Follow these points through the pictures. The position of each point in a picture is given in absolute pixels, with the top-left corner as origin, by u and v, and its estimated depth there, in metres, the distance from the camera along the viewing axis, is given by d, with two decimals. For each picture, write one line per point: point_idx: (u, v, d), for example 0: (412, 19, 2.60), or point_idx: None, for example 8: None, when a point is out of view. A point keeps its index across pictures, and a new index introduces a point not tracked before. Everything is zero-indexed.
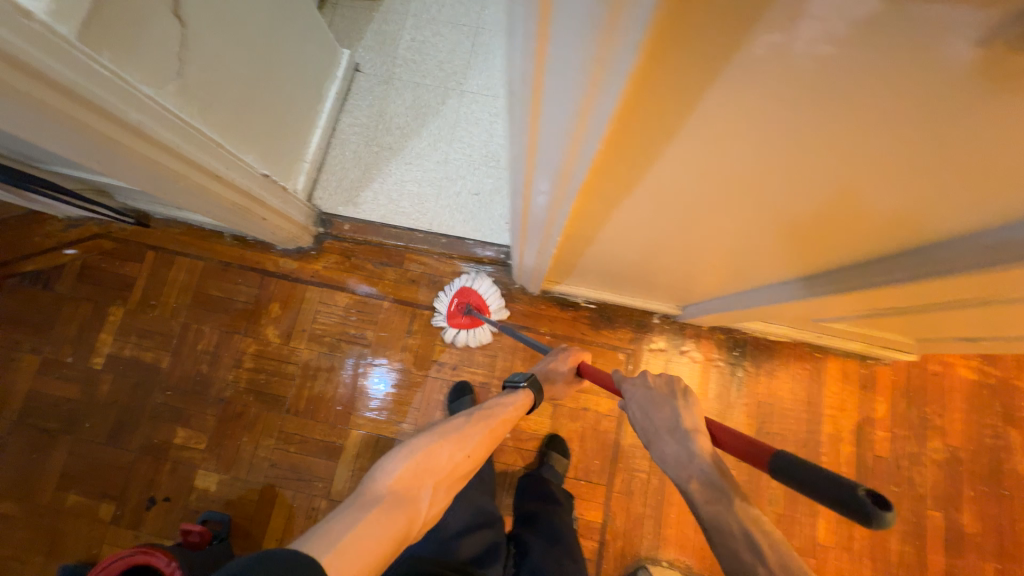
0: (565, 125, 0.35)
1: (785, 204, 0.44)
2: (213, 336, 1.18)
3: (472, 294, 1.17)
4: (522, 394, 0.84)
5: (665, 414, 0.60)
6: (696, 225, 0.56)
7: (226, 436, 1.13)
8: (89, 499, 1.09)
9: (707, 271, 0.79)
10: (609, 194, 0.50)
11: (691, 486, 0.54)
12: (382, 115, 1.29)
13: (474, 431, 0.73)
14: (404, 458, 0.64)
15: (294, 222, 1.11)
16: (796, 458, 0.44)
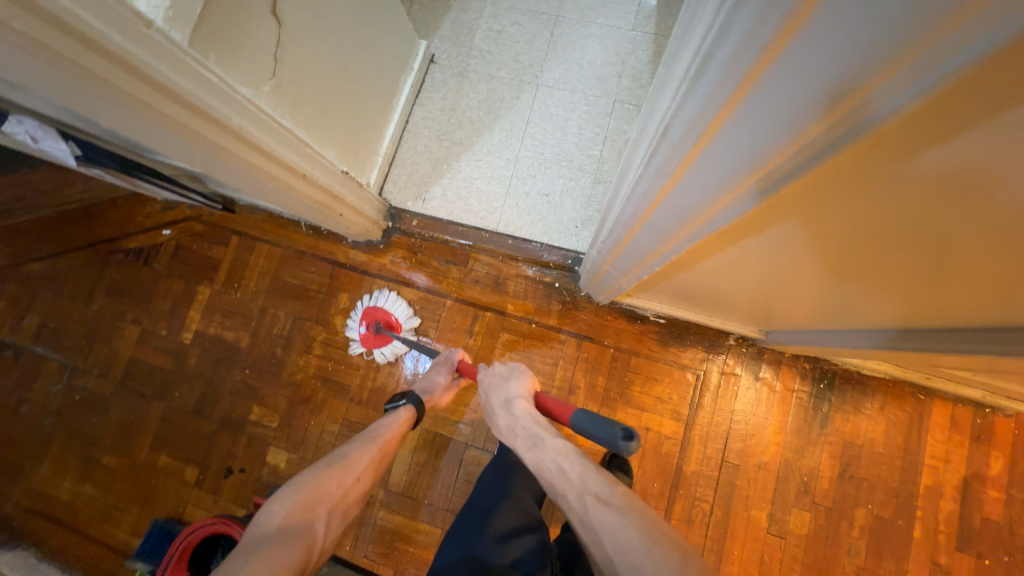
0: (715, 192, 0.31)
1: (949, 274, 0.37)
2: (287, 321, 1.24)
3: (376, 312, 1.19)
4: (405, 411, 0.94)
5: (514, 389, 0.83)
6: (818, 271, 0.50)
7: (295, 418, 1.19)
8: (176, 461, 1.20)
9: (811, 305, 0.70)
10: (737, 236, 0.44)
11: (527, 439, 0.75)
12: (454, 109, 1.26)
13: (362, 453, 0.86)
14: (291, 496, 0.76)
15: (367, 217, 1.13)
16: (587, 412, 0.69)
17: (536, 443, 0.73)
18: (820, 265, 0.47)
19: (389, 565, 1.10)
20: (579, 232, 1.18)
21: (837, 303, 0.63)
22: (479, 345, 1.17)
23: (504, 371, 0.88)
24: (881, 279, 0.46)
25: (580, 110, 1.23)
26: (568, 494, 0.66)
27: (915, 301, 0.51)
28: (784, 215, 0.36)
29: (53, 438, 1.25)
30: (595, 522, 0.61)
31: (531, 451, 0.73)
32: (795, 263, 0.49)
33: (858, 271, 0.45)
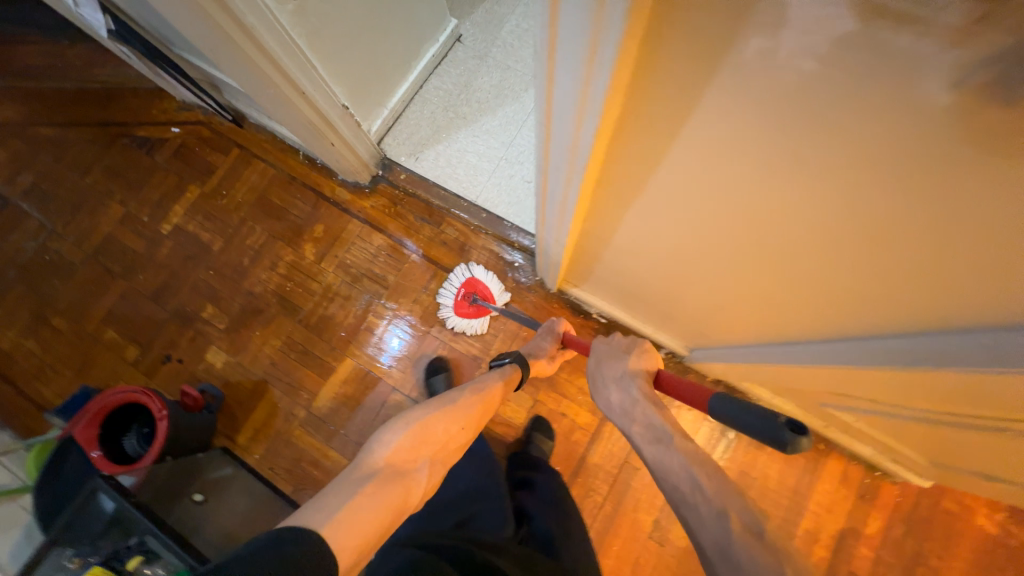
0: (570, 96, 0.42)
1: (775, 241, 0.49)
2: (261, 237, 1.30)
3: (477, 285, 1.21)
4: (511, 370, 0.83)
5: (630, 365, 0.67)
6: (695, 238, 0.58)
7: (243, 326, 1.24)
8: (121, 338, 1.25)
9: (716, 308, 0.77)
10: (619, 179, 0.53)
11: (648, 426, 0.59)
12: (467, 86, 1.35)
13: (467, 400, 0.75)
14: (401, 430, 0.66)
15: (359, 157, 1.21)
16: (733, 398, 0.51)
17: (665, 439, 0.56)
18: (691, 227, 0.56)
19: (290, 483, 1.15)
20: None
21: (731, 301, 0.71)
22: (431, 301, 1.24)
23: (620, 345, 0.72)
24: (737, 248, 0.55)
25: None
26: (701, 506, 0.50)
27: (778, 288, 0.59)
28: (639, 147, 0.45)
29: (13, 288, 1.30)
30: (742, 558, 0.45)
31: (653, 446, 0.57)
32: (676, 226, 0.58)
33: (716, 234, 0.54)
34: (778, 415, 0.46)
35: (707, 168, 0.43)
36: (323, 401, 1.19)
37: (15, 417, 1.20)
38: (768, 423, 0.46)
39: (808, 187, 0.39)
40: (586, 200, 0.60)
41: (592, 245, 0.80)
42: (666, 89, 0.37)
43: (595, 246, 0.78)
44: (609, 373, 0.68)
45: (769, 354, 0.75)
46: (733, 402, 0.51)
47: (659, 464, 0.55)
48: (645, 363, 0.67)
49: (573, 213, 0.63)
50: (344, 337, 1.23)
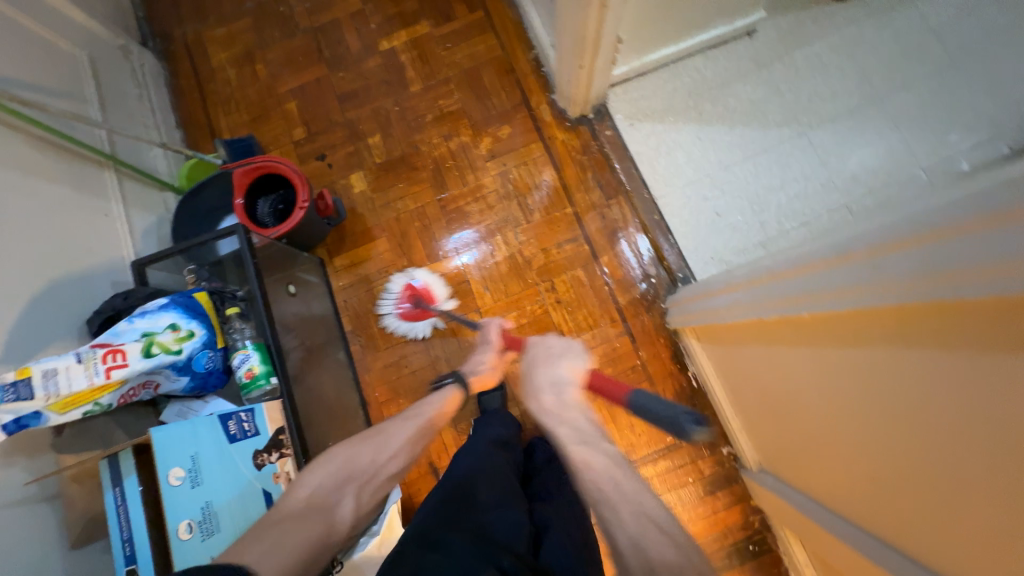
0: (978, 263, 0.35)
1: (978, 480, 0.45)
2: (454, 104, 1.29)
3: (417, 286, 1.19)
4: (449, 392, 0.79)
5: (566, 369, 0.72)
6: (910, 416, 0.51)
7: (393, 171, 1.27)
8: (297, 116, 1.32)
9: (844, 470, 0.70)
10: (918, 330, 0.46)
11: (575, 427, 0.65)
12: (724, 86, 1.23)
13: (399, 430, 0.70)
14: (320, 467, 0.62)
15: (588, 89, 1.12)
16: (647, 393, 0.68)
17: (594, 441, 0.63)
18: (926, 411, 0.49)
19: (352, 323, 1.21)
20: (710, 263, 1.15)
21: (869, 475, 0.63)
22: (556, 258, 1.20)
23: (556, 346, 0.76)
24: (951, 463, 0.48)
25: (814, 184, 1.17)
26: (618, 503, 0.56)
27: (939, 513, 0.52)
28: (994, 338, 0.38)
29: (243, 19, 1.39)
30: (653, 552, 0.51)
31: (586, 450, 0.62)
32: (906, 397, 0.51)
33: (949, 441, 0.47)
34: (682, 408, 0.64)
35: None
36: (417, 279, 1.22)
37: (192, 126, 1.33)
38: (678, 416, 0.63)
39: None
40: (858, 312, 0.53)
41: (785, 332, 0.72)
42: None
43: (789, 335, 0.70)
44: (544, 375, 0.72)
45: (863, 542, 0.68)
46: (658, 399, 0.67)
47: (585, 460, 0.60)
48: (574, 370, 0.72)
49: (831, 309, 0.56)
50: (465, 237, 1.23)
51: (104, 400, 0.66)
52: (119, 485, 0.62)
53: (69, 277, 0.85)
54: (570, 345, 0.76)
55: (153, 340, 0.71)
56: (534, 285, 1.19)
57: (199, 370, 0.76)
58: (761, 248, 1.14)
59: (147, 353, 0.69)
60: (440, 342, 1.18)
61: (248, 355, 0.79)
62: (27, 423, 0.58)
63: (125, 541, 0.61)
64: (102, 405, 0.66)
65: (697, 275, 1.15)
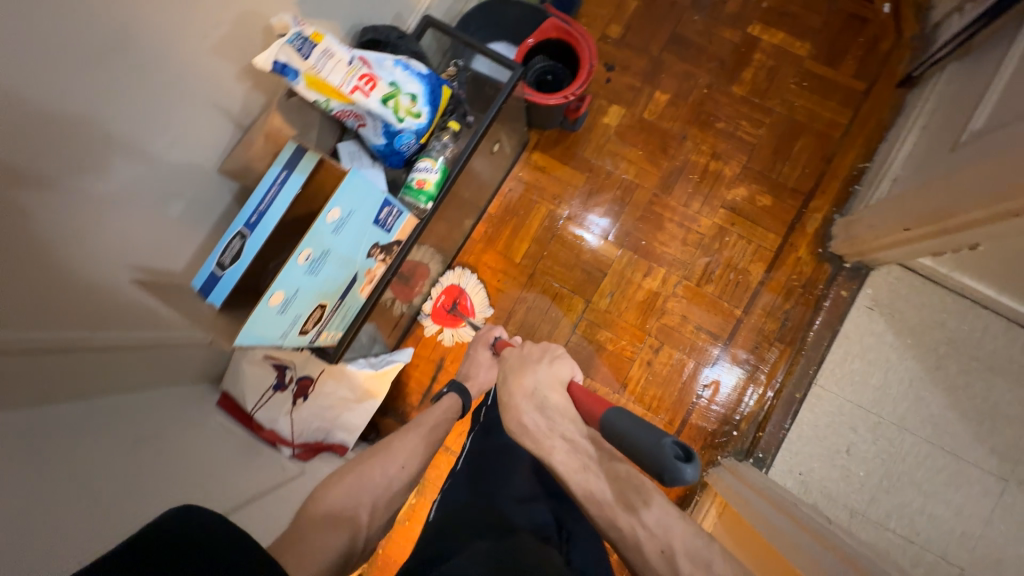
0: None
1: None
2: (751, 135, 1.15)
3: (457, 292, 1.18)
4: (449, 397, 0.91)
5: (544, 378, 0.73)
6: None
7: (646, 134, 1.18)
8: (628, 15, 1.22)
9: None
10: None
11: (564, 443, 0.67)
12: (991, 370, 1.01)
13: (404, 441, 0.80)
14: (339, 480, 0.70)
15: (882, 247, 0.96)
16: (617, 415, 0.59)
17: (588, 463, 0.65)
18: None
19: (497, 210, 1.21)
20: (791, 476, 1.03)
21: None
22: (683, 336, 1.12)
23: (534, 352, 0.79)
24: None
25: (958, 525, 0.97)
26: (643, 542, 0.57)
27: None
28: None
29: None
30: None
31: (583, 471, 0.65)
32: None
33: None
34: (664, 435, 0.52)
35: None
36: (571, 233, 1.18)
37: None
38: (659, 448, 0.51)
39: None
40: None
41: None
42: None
43: None
44: (520, 389, 0.72)
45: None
46: (620, 408, 0.60)
47: (587, 488, 0.64)
48: (547, 379, 0.73)
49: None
50: (639, 243, 1.15)
51: (331, 104, 0.69)
52: (288, 171, 0.67)
53: None
54: (549, 351, 0.79)
55: (394, 96, 0.73)
56: (645, 334, 1.13)
57: (394, 145, 0.78)
58: (846, 514, 1.00)
59: (384, 102, 0.71)
60: (536, 293, 1.17)
61: (431, 169, 0.80)
62: (287, 73, 0.61)
63: (256, 210, 0.67)
64: (327, 105, 0.69)
65: (771, 471, 1.04)
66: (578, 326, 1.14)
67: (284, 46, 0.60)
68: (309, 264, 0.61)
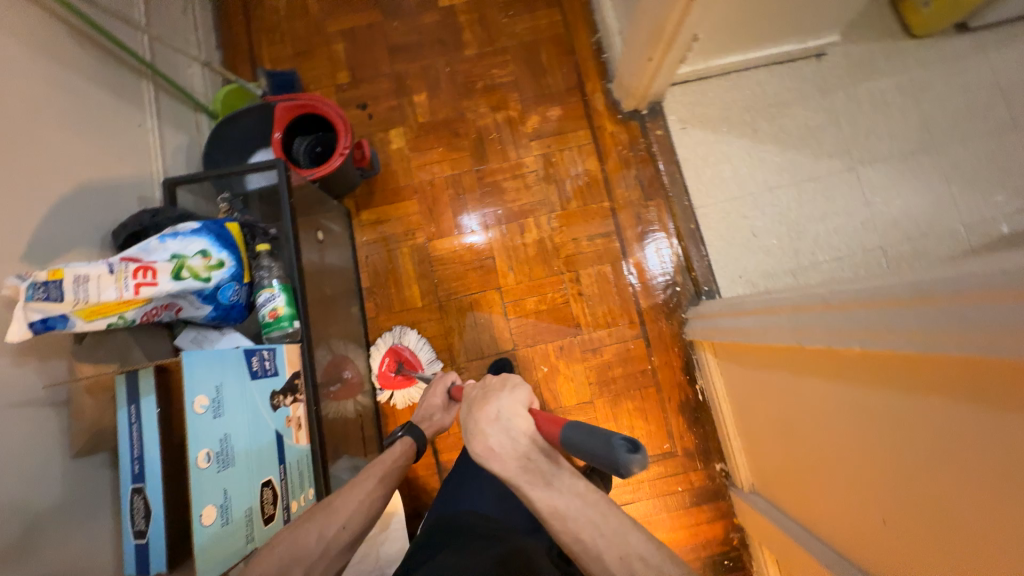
0: None
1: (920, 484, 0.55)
2: (507, 75, 1.25)
3: (401, 352, 1.14)
4: (402, 444, 0.73)
5: (506, 398, 0.57)
6: (975, 486, 0.48)
7: (433, 134, 1.23)
8: (344, 59, 1.27)
9: (826, 486, 0.75)
10: (987, 377, 0.45)
11: (526, 466, 0.54)
12: (785, 106, 1.19)
13: (349, 495, 0.64)
14: (259, 566, 0.56)
15: (651, 82, 1.09)
16: (575, 424, 0.51)
17: (549, 479, 0.54)
18: (996, 474, 0.46)
19: (370, 280, 1.20)
20: (737, 281, 1.14)
21: (904, 532, 0.60)
22: (587, 251, 1.18)
23: (496, 376, 0.61)
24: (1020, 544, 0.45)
25: (855, 222, 1.14)
26: (604, 551, 0.53)
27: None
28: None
29: None
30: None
31: (550, 494, 0.54)
32: (968, 457, 0.49)
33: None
34: (608, 432, 0.48)
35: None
36: (442, 247, 1.19)
37: (235, 52, 1.28)
38: (609, 449, 0.47)
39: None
40: (917, 356, 0.52)
41: (819, 361, 0.70)
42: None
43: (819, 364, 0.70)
44: (482, 414, 0.56)
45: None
46: (581, 426, 0.50)
47: (552, 507, 0.54)
48: (516, 399, 0.57)
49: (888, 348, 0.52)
50: (497, 214, 1.20)
51: (128, 315, 0.64)
52: (135, 403, 0.60)
53: (98, 183, 0.82)
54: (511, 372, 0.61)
55: (183, 263, 0.69)
56: (558, 274, 1.17)
57: (223, 301, 0.75)
58: (790, 276, 1.13)
59: (177, 276, 0.67)
60: (456, 316, 1.17)
61: (273, 295, 0.77)
62: (53, 325, 0.57)
63: (134, 460, 0.60)
64: (126, 319, 0.64)
65: (722, 292, 1.14)
66: (508, 313, 1.16)
67: (28, 305, 0.55)
68: (217, 460, 0.56)
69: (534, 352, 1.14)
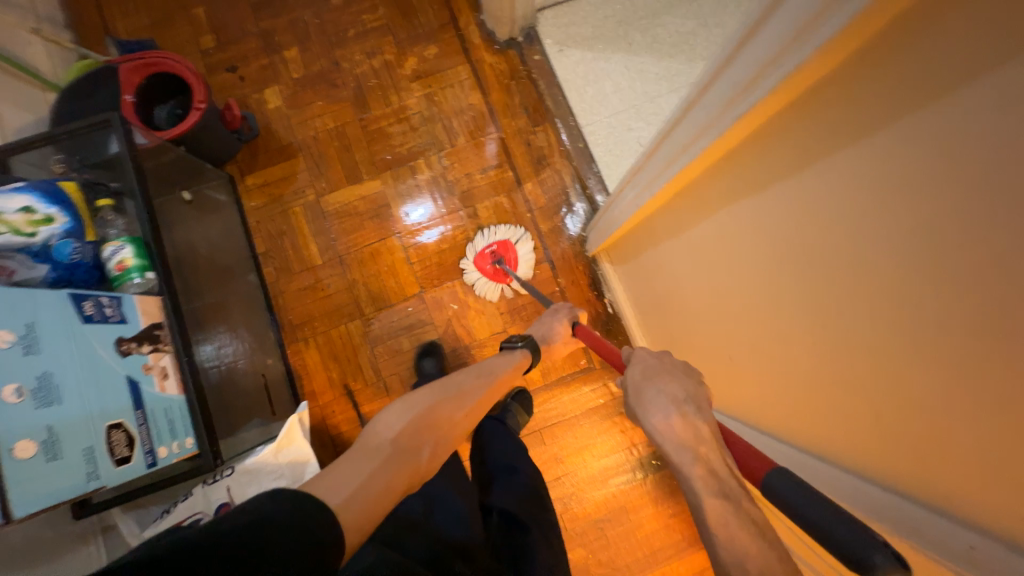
0: (774, 45, 0.37)
1: (759, 297, 0.57)
2: (379, 18, 1.22)
3: (509, 250, 1.14)
4: (519, 355, 0.83)
5: (685, 391, 0.53)
6: (785, 271, 0.50)
7: (310, 88, 1.20)
8: (206, 22, 1.21)
9: (709, 349, 0.77)
10: (771, 145, 0.46)
11: (712, 469, 0.45)
12: (655, 14, 1.21)
13: (475, 385, 0.70)
14: (408, 412, 0.61)
15: (512, 3, 1.08)
16: (802, 485, 0.40)
17: (733, 496, 0.42)
18: (795, 246, 0.47)
19: (265, 245, 1.16)
20: None
21: (763, 354, 0.62)
22: (483, 184, 1.17)
23: (671, 362, 0.59)
24: (830, 304, 0.46)
25: None
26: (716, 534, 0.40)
27: (841, 403, 0.49)
28: (831, 126, 0.38)
29: None
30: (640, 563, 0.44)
31: (727, 508, 0.41)
32: (775, 248, 0.50)
33: (827, 279, 0.45)
34: (868, 530, 0.35)
35: (884, 206, 0.35)
36: (335, 199, 1.17)
37: (85, 29, 1.21)
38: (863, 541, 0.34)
39: (812, 254, 0.45)
40: (725, 154, 0.53)
41: (680, 216, 0.70)
42: (907, 67, 0.30)
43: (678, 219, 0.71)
44: (662, 390, 0.53)
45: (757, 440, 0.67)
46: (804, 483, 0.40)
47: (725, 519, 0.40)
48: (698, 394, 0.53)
49: None
50: (387, 160, 1.18)
51: None
52: None
53: None
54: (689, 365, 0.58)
55: None
56: (456, 210, 1.16)
57: (63, 259, 0.71)
58: None
59: None
60: (359, 267, 1.15)
61: (119, 247, 0.74)
62: None
63: None
64: None
65: None
66: (411, 258, 1.15)
67: None
68: (32, 398, 0.54)
69: (442, 291, 1.14)
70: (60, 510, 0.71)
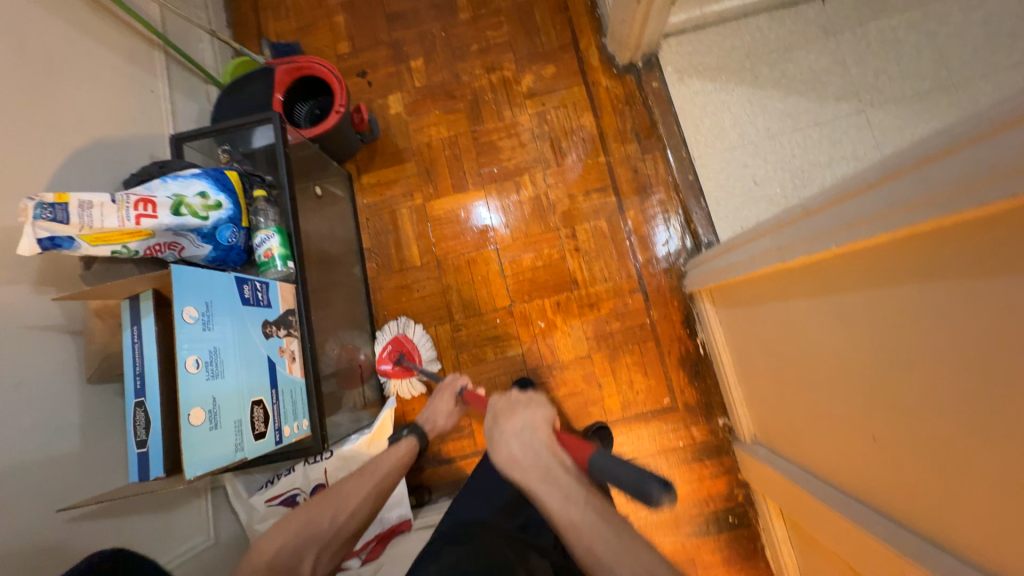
0: (977, 170, 0.33)
1: (897, 390, 0.52)
2: (503, 36, 1.26)
3: (404, 343, 1.13)
4: (404, 442, 0.82)
5: (529, 417, 0.57)
6: (938, 373, 0.46)
7: (430, 97, 1.26)
8: (345, 30, 1.31)
9: (819, 420, 0.72)
10: (944, 252, 0.42)
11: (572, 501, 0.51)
12: (788, 50, 1.15)
13: (352, 483, 0.73)
14: (282, 533, 0.66)
15: (642, 30, 1.08)
16: (610, 461, 0.52)
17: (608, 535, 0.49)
18: (961, 355, 0.43)
19: (371, 241, 1.23)
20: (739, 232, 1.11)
21: (886, 446, 0.57)
22: (583, 206, 1.17)
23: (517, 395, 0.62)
24: (991, 424, 0.42)
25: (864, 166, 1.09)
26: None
27: (993, 525, 0.44)
28: None
29: None
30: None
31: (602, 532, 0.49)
32: (930, 349, 0.46)
33: (998, 390, 0.40)
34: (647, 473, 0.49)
35: None
36: (440, 205, 1.22)
37: (243, 29, 1.35)
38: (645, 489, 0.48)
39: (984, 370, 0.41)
40: (875, 245, 0.50)
41: (806, 282, 0.67)
42: None
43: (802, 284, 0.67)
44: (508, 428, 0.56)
45: (872, 520, 0.60)
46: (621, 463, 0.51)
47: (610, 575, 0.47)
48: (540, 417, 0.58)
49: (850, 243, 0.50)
50: (493, 173, 1.21)
51: (132, 246, 0.69)
52: (137, 324, 0.64)
53: (112, 140, 0.88)
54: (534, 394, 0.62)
55: (182, 201, 0.73)
56: (554, 229, 1.17)
57: (222, 242, 0.79)
58: None
59: (176, 213, 0.72)
60: (454, 273, 1.19)
61: (269, 236, 0.80)
62: (60, 243, 0.62)
63: (137, 375, 0.63)
64: (129, 250, 0.69)
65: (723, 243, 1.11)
66: (505, 270, 1.17)
67: (37, 223, 0.60)
68: (205, 368, 0.61)
69: (530, 307, 1.15)
70: (193, 485, 0.83)
